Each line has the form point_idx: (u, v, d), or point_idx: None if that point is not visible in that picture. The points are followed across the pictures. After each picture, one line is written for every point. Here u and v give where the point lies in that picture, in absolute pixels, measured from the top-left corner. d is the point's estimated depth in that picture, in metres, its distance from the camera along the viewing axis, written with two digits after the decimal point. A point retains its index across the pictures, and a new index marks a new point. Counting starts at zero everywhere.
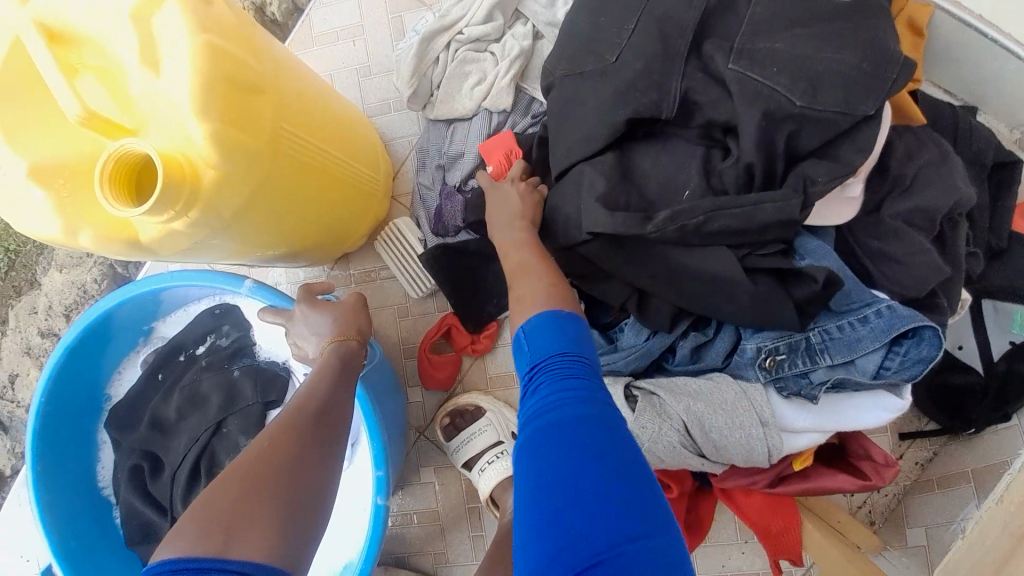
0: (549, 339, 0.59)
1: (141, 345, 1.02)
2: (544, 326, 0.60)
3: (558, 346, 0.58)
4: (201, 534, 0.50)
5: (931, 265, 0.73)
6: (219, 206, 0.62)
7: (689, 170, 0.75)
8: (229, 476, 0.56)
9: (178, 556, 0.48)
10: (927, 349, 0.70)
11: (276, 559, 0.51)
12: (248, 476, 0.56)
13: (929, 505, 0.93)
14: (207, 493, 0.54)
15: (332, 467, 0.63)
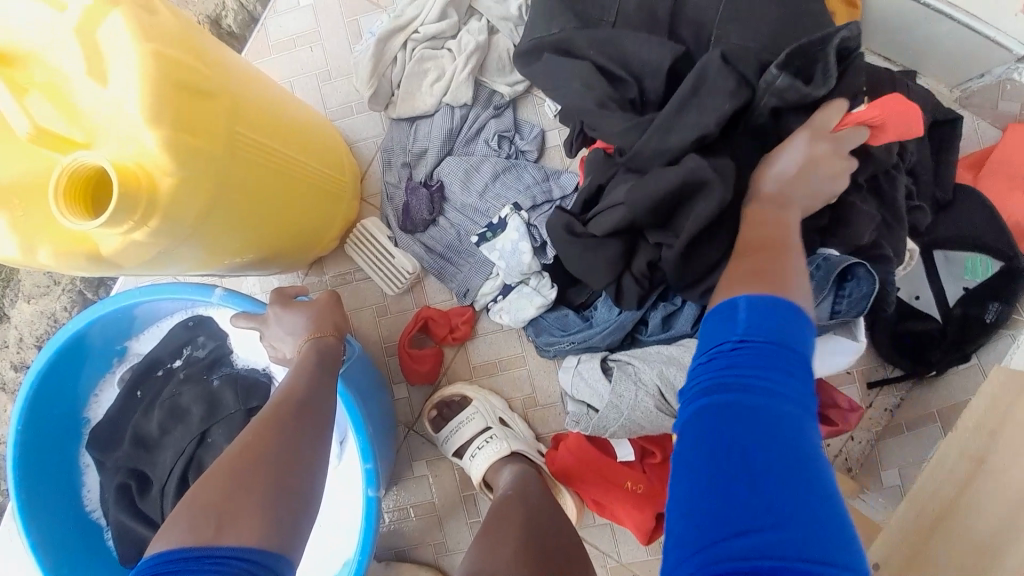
0: (769, 321, 0.48)
1: (116, 364, 1.00)
2: (751, 311, 0.49)
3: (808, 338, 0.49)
4: (193, 526, 0.51)
5: (868, 214, 0.75)
6: (179, 214, 0.63)
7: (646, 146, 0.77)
8: (219, 467, 0.57)
9: (174, 548, 0.49)
10: (867, 285, 0.72)
11: (272, 542, 0.53)
12: (235, 466, 0.57)
13: (901, 447, 0.98)
14: (195, 488, 0.55)
15: (318, 456, 0.64)
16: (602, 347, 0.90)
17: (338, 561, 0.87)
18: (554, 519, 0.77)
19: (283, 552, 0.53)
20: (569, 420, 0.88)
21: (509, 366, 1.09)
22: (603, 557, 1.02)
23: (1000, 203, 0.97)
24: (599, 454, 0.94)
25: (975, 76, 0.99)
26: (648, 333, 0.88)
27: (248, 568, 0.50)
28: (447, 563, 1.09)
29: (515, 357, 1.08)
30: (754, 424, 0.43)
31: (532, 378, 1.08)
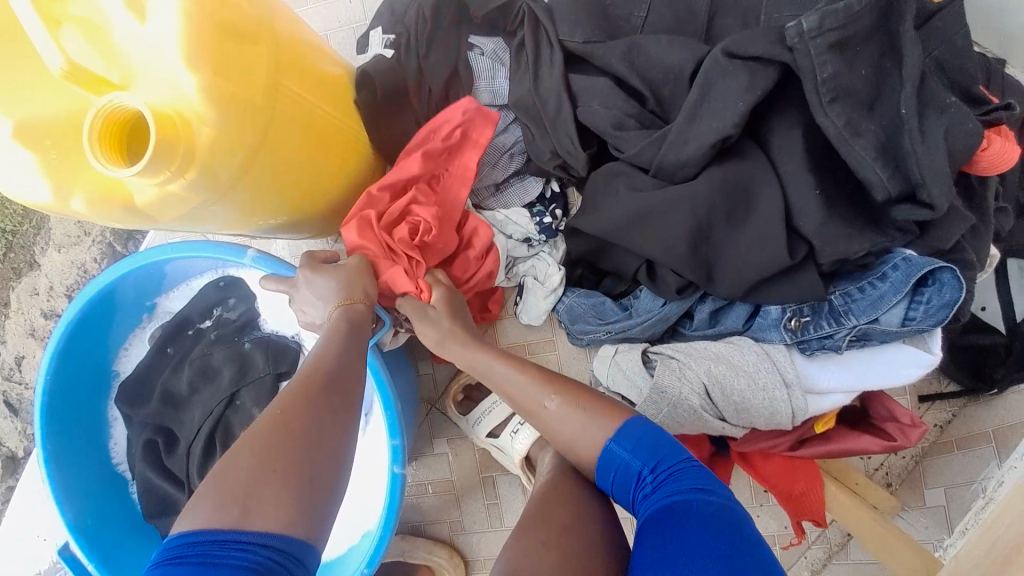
0: (652, 447, 0.63)
1: (146, 320, 1.00)
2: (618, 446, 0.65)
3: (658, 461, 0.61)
4: (217, 507, 0.49)
5: (962, 215, 0.69)
6: (217, 167, 0.59)
7: (721, 119, 0.68)
8: (241, 446, 0.55)
9: (197, 529, 0.48)
10: (950, 293, 0.66)
11: (296, 528, 0.51)
12: (260, 443, 0.55)
13: (950, 466, 0.93)
14: (224, 462, 0.54)
15: (346, 437, 0.62)
16: (641, 338, 0.84)
17: (358, 534, 0.86)
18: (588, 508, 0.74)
19: (307, 538, 0.52)
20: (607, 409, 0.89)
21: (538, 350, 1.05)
22: None
23: None
24: None
25: None
26: (693, 327, 0.82)
27: (275, 558, 0.49)
28: (462, 541, 1.09)
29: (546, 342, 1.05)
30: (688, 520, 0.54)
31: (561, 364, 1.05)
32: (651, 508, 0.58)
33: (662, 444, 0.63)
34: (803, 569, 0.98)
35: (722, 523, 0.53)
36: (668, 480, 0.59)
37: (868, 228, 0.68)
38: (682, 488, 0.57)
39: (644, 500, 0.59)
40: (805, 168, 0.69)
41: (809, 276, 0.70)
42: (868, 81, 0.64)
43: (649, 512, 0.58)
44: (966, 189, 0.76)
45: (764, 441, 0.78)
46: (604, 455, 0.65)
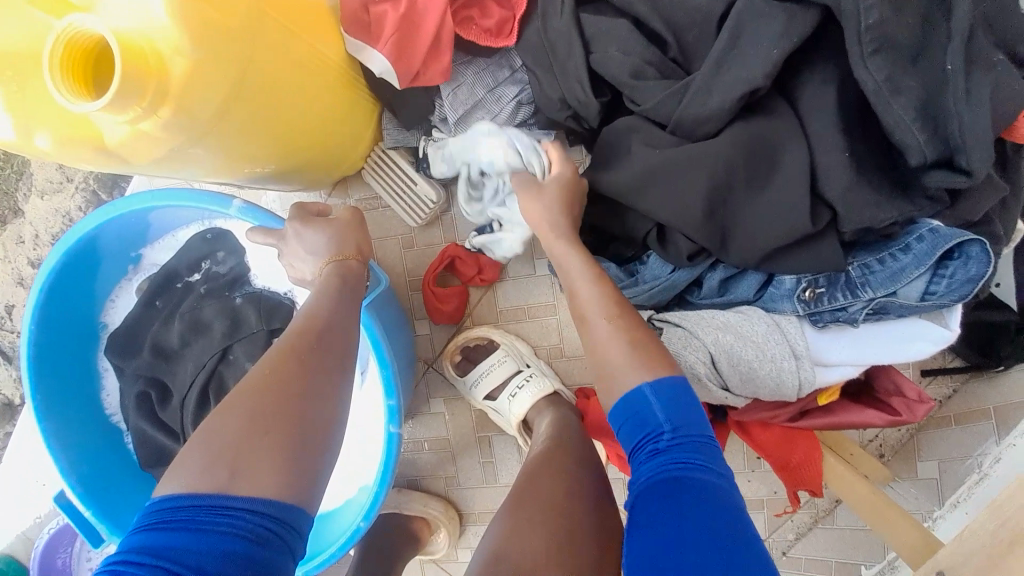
0: (680, 409, 0.57)
1: (132, 272, 0.96)
2: (657, 393, 0.59)
3: (692, 421, 0.56)
4: (206, 472, 0.48)
5: (995, 184, 0.66)
6: (195, 105, 0.54)
7: (752, 68, 0.62)
8: (231, 406, 0.53)
9: (186, 491, 0.47)
10: (976, 267, 0.62)
11: (289, 494, 0.50)
12: (250, 404, 0.53)
13: (945, 440, 0.93)
14: (213, 422, 0.52)
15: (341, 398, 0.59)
16: (647, 305, 0.81)
17: (354, 489, 0.86)
18: (590, 469, 0.73)
19: (301, 504, 0.51)
20: None
21: (538, 314, 1.03)
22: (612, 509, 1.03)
23: None
24: None
25: None
26: (701, 296, 0.78)
27: (266, 525, 0.48)
28: (457, 497, 1.11)
29: (546, 306, 1.03)
30: (685, 501, 0.50)
31: (561, 328, 1.03)
32: (656, 468, 0.54)
33: (687, 409, 0.58)
34: (790, 531, 1.00)
35: (725, 526, 0.49)
36: (685, 451, 0.54)
37: (893, 195, 0.65)
38: (696, 466, 0.53)
39: (653, 457, 0.55)
40: (836, 127, 0.63)
41: (833, 244, 0.67)
42: (917, 30, 0.58)
43: (654, 470, 0.54)
44: (1002, 156, 0.71)
45: (764, 411, 0.77)
46: (627, 397, 0.60)
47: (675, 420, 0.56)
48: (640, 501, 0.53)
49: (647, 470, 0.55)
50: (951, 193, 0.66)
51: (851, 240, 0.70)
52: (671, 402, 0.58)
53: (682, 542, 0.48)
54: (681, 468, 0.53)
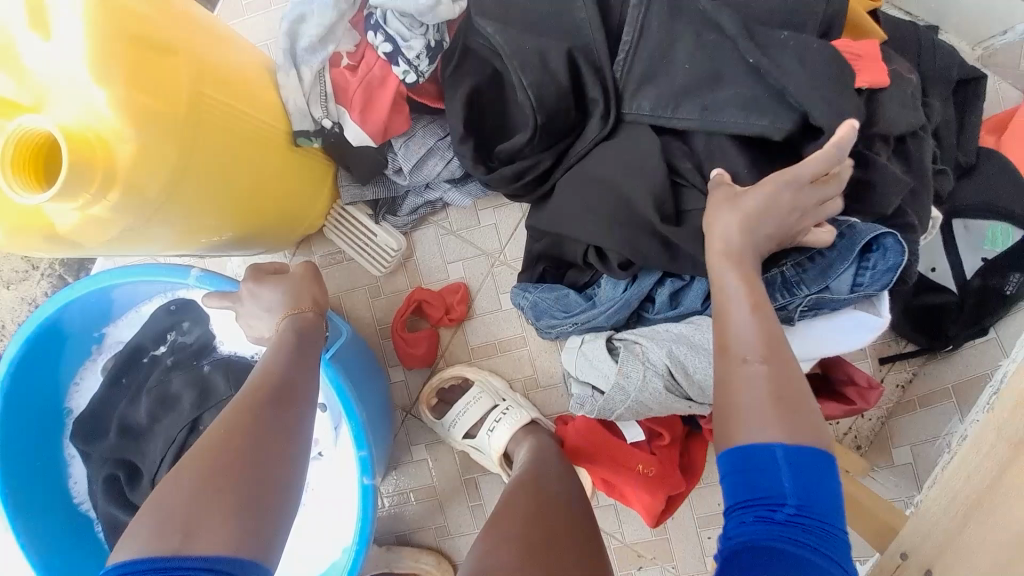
0: (807, 476, 0.47)
1: (97, 352, 0.95)
2: (789, 454, 0.48)
3: (824, 483, 0.48)
4: (157, 534, 0.48)
5: (898, 178, 0.72)
6: (143, 186, 0.57)
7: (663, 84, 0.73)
8: (183, 468, 0.53)
9: (136, 557, 0.46)
10: (893, 257, 0.68)
11: (245, 548, 0.49)
12: (204, 460, 0.53)
13: (913, 424, 0.95)
14: (168, 482, 0.52)
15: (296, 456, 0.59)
16: (606, 326, 0.84)
17: (336, 550, 0.84)
18: (569, 494, 0.73)
19: (258, 558, 0.50)
20: (573, 403, 0.82)
21: (510, 347, 1.05)
22: (607, 538, 1.02)
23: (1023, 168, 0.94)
24: (608, 435, 0.89)
25: (1001, 30, 0.98)
26: (654, 311, 0.82)
27: None
28: (449, 547, 1.08)
29: (516, 338, 1.05)
30: None
31: (533, 359, 1.05)
32: (761, 539, 0.45)
33: (816, 477, 0.48)
34: None
35: None
36: (800, 531, 0.45)
37: None
38: (804, 545, 0.44)
39: (763, 524, 0.46)
40: (734, 144, 0.72)
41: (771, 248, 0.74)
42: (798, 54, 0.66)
43: (754, 537, 0.46)
44: (903, 152, 0.78)
45: None
46: (756, 446, 0.50)
47: (800, 491, 0.47)
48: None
49: (745, 543, 0.46)
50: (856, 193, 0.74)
51: (780, 241, 0.75)
52: (805, 468, 0.48)
53: None
54: (783, 542, 0.45)
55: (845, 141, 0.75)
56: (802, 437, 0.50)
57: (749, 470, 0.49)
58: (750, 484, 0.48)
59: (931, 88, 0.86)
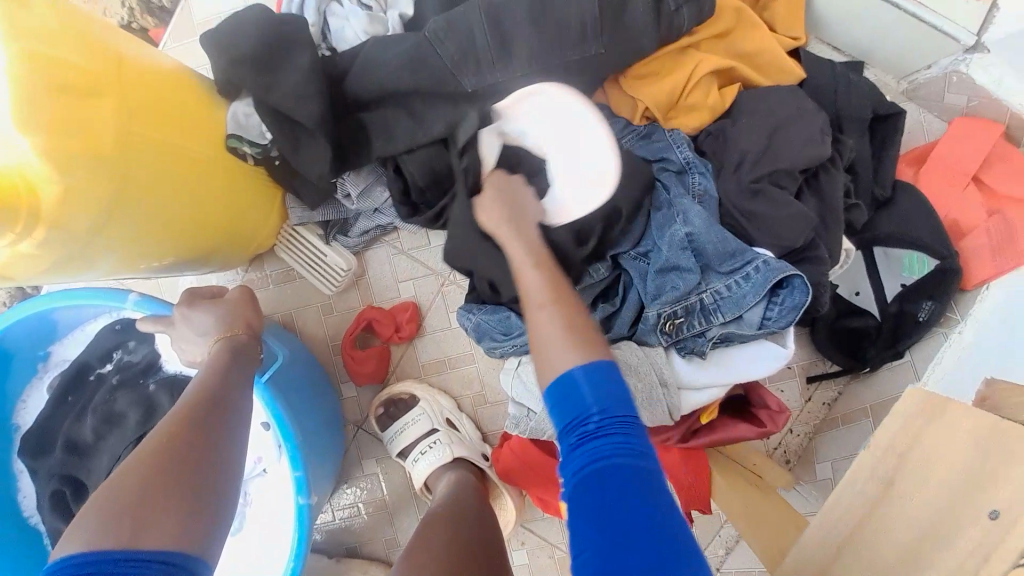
0: (611, 388, 0.53)
1: (42, 370, 0.96)
2: (588, 375, 0.54)
3: (625, 392, 0.54)
4: (104, 528, 0.49)
5: (802, 215, 0.78)
6: (70, 224, 0.60)
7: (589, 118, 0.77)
8: (125, 472, 0.54)
9: (80, 551, 0.48)
10: (799, 295, 0.73)
11: (191, 541, 0.52)
12: (150, 461, 0.55)
13: (835, 440, 1.01)
14: (103, 490, 0.53)
15: (234, 467, 0.62)
16: None
17: (277, 565, 0.86)
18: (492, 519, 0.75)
19: (204, 551, 0.53)
20: (509, 422, 0.87)
21: (458, 364, 1.09)
22: (551, 548, 1.05)
23: (939, 200, 1.00)
24: (541, 454, 0.92)
25: (922, 67, 1.01)
26: None
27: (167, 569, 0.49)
28: None
29: (464, 355, 1.08)
30: (613, 495, 0.48)
31: (481, 376, 1.08)
32: (586, 468, 0.50)
33: (617, 386, 0.54)
34: (719, 547, 1.05)
35: (660, 514, 0.47)
36: (609, 437, 0.51)
37: (714, 233, 0.77)
38: (626, 453, 0.50)
39: (584, 442, 0.51)
40: None
41: (691, 277, 0.77)
42: None
43: (593, 462, 0.50)
44: (813, 187, 0.84)
45: (655, 436, 0.84)
46: (563, 381, 0.55)
47: (602, 403, 0.52)
48: (574, 506, 0.49)
49: (578, 497, 0.49)
50: (764, 228, 0.80)
51: (701, 269, 0.78)
52: (600, 381, 0.54)
53: (621, 534, 0.46)
54: (597, 459, 0.50)
55: (753, 177, 0.81)
56: (596, 350, 0.57)
57: (572, 398, 0.54)
58: (565, 416, 0.54)
59: (846, 124, 0.92)
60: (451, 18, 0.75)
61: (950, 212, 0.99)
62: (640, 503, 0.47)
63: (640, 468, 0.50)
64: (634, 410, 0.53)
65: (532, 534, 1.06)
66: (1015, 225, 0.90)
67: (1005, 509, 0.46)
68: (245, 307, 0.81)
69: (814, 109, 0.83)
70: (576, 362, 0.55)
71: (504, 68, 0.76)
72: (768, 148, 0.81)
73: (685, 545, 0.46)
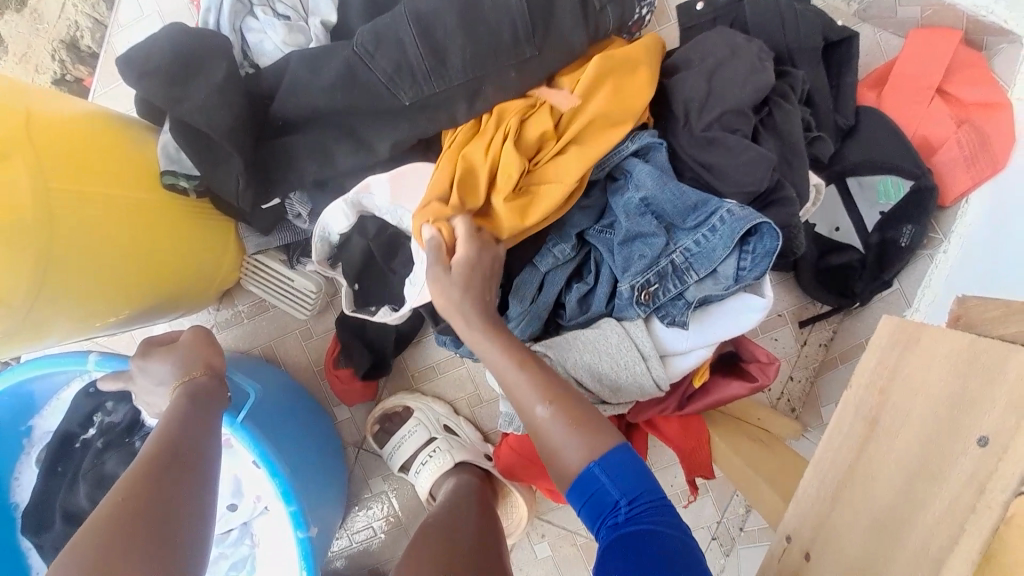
0: (635, 478, 0.57)
1: (28, 446, 0.94)
2: (610, 466, 0.58)
3: (653, 483, 0.57)
4: None
5: (762, 156, 0.75)
6: (5, 294, 0.59)
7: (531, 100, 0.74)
8: (80, 537, 0.53)
9: None
10: (770, 241, 0.70)
11: None
12: (107, 528, 0.54)
13: (837, 381, 0.99)
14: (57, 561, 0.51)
15: (196, 531, 0.60)
16: (524, 338, 0.84)
17: None
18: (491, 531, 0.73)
19: None
20: (503, 419, 0.85)
21: (447, 368, 1.07)
22: (572, 536, 1.04)
23: (906, 120, 0.97)
24: (538, 445, 0.91)
25: None
26: (567, 318, 0.82)
27: None
28: None
29: (452, 358, 1.06)
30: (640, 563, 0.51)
31: (472, 376, 1.06)
32: (615, 547, 0.53)
33: (639, 473, 0.58)
34: (738, 507, 1.04)
35: (671, 559, 0.50)
36: (647, 517, 0.54)
37: (670, 188, 0.74)
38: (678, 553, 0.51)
39: (616, 528, 0.54)
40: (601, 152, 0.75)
41: (657, 240, 0.74)
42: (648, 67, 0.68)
43: (613, 549, 0.53)
44: (767, 125, 0.82)
45: (652, 408, 0.82)
46: (584, 475, 0.59)
47: (631, 493, 0.56)
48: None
49: None
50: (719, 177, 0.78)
51: (666, 229, 0.75)
52: (624, 475, 0.57)
53: None
54: (636, 531, 0.53)
55: (702, 126, 0.79)
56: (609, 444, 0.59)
57: (595, 492, 0.57)
58: (594, 505, 0.57)
59: (798, 57, 0.89)
60: (376, 25, 0.71)
61: (918, 129, 0.96)
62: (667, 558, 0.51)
63: (674, 538, 0.53)
64: (656, 492, 0.57)
65: (551, 525, 1.06)
66: (987, 131, 0.87)
67: (995, 435, 0.41)
68: (204, 349, 0.79)
69: (745, 41, 0.81)
70: (590, 458, 0.59)
71: (440, 78, 0.72)
72: (713, 93, 0.79)
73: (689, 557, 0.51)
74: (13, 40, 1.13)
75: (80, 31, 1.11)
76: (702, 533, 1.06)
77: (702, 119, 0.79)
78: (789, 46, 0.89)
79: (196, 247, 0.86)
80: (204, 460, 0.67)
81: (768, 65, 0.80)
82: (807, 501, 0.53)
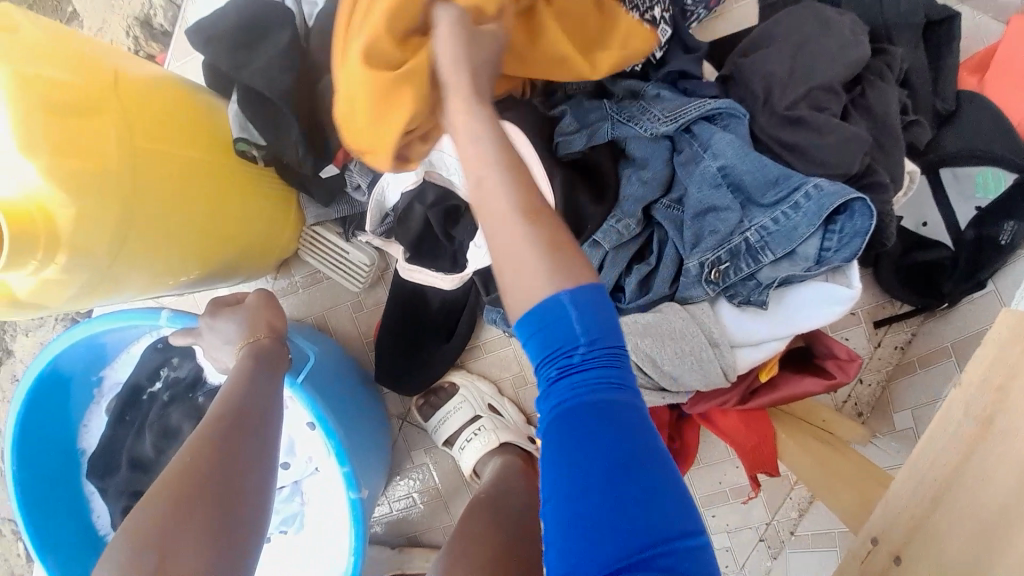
0: (601, 319, 0.46)
1: (99, 395, 1.00)
2: (576, 305, 0.46)
3: (616, 326, 0.47)
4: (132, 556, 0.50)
5: (853, 135, 0.69)
6: (88, 245, 0.60)
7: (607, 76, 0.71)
8: (159, 490, 0.55)
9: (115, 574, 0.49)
10: (861, 221, 0.65)
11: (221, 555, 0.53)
12: (185, 481, 0.56)
13: (913, 387, 0.92)
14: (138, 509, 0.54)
15: (261, 482, 0.61)
16: None
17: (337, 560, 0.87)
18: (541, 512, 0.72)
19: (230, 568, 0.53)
20: None
21: (494, 347, 1.05)
22: None
23: (1014, 108, 0.87)
24: None
25: None
26: (626, 301, 0.78)
27: None
28: None
29: (499, 338, 1.05)
30: (592, 426, 0.44)
31: (518, 357, 1.05)
32: (568, 401, 0.45)
33: (607, 315, 0.47)
34: (790, 509, 0.99)
35: (632, 432, 0.44)
36: (605, 368, 0.45)
37: (749, 163, 0.70)
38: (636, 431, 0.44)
39: (567, 376, 0.45)
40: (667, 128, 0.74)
41: (731, 216, 0.70)
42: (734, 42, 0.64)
43: (563, 407, 0.45)
44: (856, 105, 0.76)
45: (712, 399, 0.78)
46: (542, 305, 0.46)
47: (594, 338, 0.46)
48: (550, 436, 0.46)
49: (553, 436, 0.45)
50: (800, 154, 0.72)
51: (741, 205, 0.71)
52: (588, 313, 0.46)
53: (598, 475, 0.43)
54: (592, 386, 0.45)
55: (785, 105, 0.73)
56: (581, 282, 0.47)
57: (547, 329, 0.46)
58: (547, 345, 0.46)
59: (896, 35, 0.81)
60: None
61: None
62: (626, 426, 0.44)
63: (630, 398, 0.46)
64: (619, 340, 0.47)
65: None
66: None
67: None
68: (265, 311, 0.80)
69: (837, 15, 0.75)
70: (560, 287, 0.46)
71: None
72: (796, 70, 0.74)
73: (648, 428, 0.46)
74: (88, 16, 1.16)
75: (153, 8, 1.14)
76: (750, 534, 1.00)
77: (787, 95, 0.73)
78: (887, 21, 0.81)
79: (261, 211, 0.87)
80: (271, 421, 0.69)
81: (863, 39, 0.74)
82: (898, 500, 0.51)
